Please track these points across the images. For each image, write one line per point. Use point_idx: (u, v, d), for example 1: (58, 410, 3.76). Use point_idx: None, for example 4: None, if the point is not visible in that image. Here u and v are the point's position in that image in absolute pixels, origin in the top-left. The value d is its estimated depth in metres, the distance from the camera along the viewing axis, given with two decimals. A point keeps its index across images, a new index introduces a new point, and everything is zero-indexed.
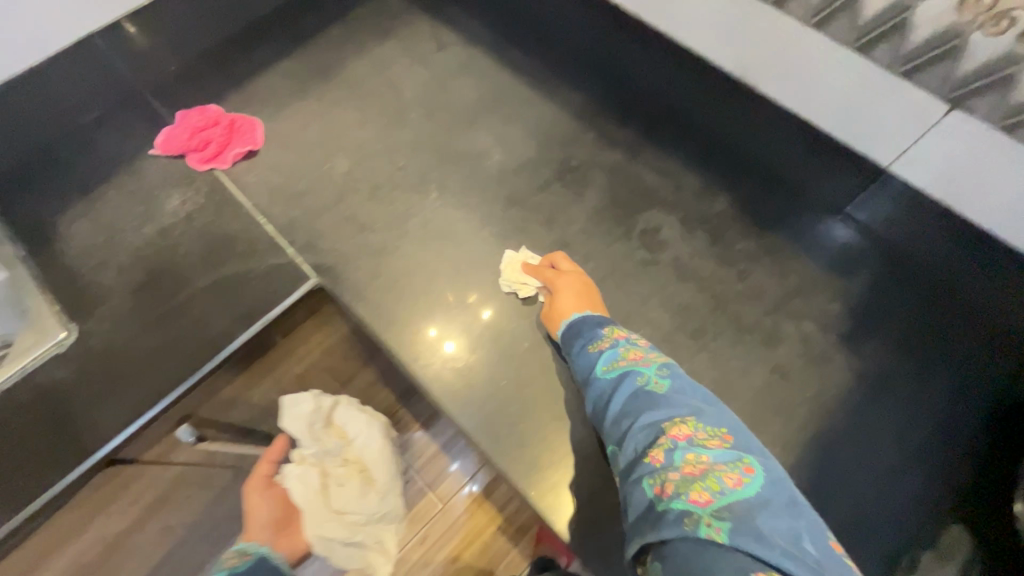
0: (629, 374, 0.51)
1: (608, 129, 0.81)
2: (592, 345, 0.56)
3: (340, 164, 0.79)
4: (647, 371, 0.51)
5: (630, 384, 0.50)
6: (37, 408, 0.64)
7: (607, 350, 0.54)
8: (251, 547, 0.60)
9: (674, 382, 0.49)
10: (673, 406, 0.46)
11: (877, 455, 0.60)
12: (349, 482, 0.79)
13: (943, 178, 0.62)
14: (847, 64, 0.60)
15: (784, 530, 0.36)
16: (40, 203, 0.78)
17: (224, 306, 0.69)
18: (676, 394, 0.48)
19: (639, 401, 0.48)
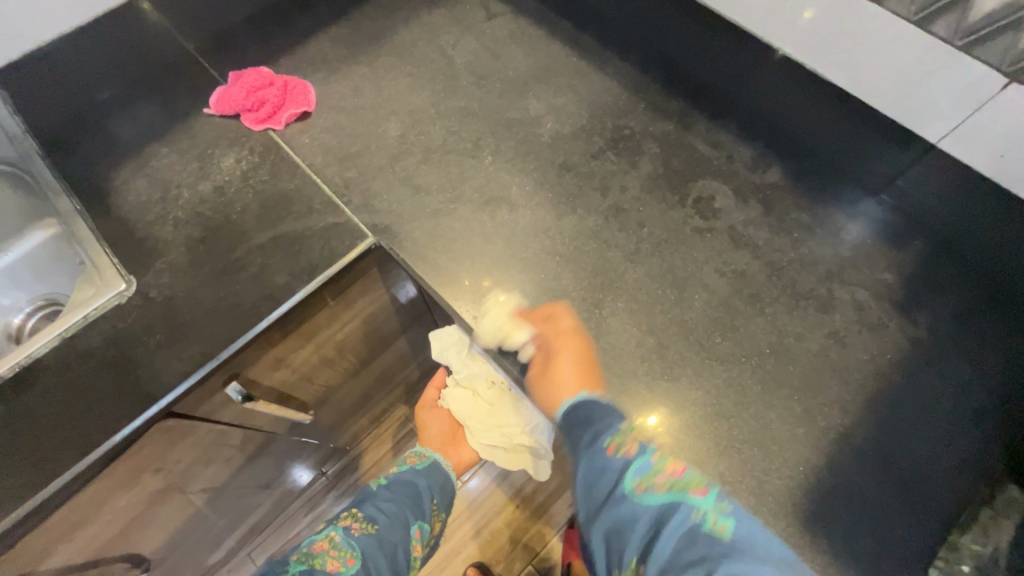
0: (674, 502, 0.47)
1: (659, 99, 0.81)
2: (616, 450, 0.52)
3: (394, 129, 0.80)
4: (701, 503, 0.46)
5: (678, 516, 0.46)
6: (103, 355, 0.65)
7: (636, 460, 0.51)
8: (426, 452, 0.79)
9: (736, 523, 0.45)
10: (744, 559, 0.43)
11: (931, 419, 0.61)
12: (497, 405, 0.76)
13: (992, 155, 0.60)
14: (901, 40, 0.59)
15: None
16: (92, 157, 0.79)
17: (283, 261, 0.69)
18: (738, 539, 0.44)
19: (691, 541, 0.44)
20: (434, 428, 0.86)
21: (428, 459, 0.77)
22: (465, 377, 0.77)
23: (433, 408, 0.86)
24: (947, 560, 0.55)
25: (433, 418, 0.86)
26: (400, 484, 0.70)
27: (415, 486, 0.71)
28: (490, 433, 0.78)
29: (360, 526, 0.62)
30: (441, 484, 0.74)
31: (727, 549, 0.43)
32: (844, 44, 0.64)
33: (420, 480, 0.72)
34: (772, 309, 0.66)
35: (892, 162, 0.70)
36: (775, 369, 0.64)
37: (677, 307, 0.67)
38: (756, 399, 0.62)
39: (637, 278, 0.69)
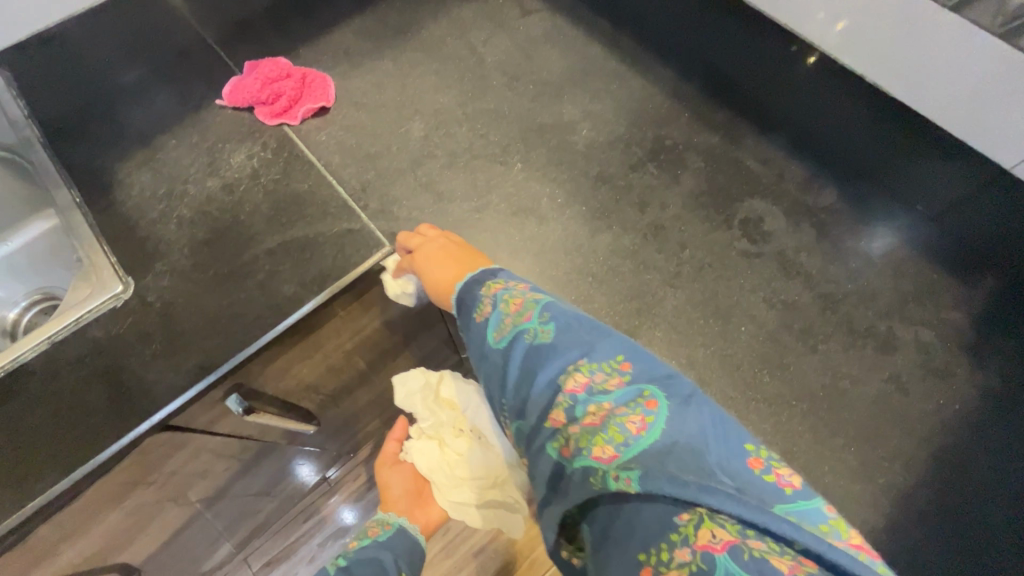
0: (518, 336, 0.38)
1: (703, 109, 0.75)
2: (475, 308, 0.41)
3: (417, 129, 0.74)
4: (529, 323, 0.38)
5: (519, 350, 0.37)
6: (94, 363, 0.60)
7: (489, 315, 0.40)
8: (390, 517, 0.63)
9: (560, 323, 0.37)
10: (563, 353, 0.36)
11: (1009, 479, 0.54)
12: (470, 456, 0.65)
13: None
14: (975, 53, 0.51)
15: (695, 458, 0.29)
16: (95, 147, 0.74)
17: (293, 269, 0.64)
18: (571, 340, 0.36)
19: (523, 362, 0.37)
20: (397, 490, 0.67)
21: (392, 527, 0.62)
22: (430, 425, 0.65)
23: (396, 464, 0.69)
24: None
25: (394, 477, 0.69)
26: (363, 559, 0.53)
27: (379, 560, 0.54)
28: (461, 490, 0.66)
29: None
30: (409, 549, 0.59)
31: (557, 359, 0.35)
32: (899, 54, 0.57)
33: (385, 551, 0.56)
34: (826, 346, 0.60)
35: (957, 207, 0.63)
36: (828, 415, 0.57)
37: (721, 339, 0.61)
38: (807, 448, 0.56)
39: (677, 304, 0.62)
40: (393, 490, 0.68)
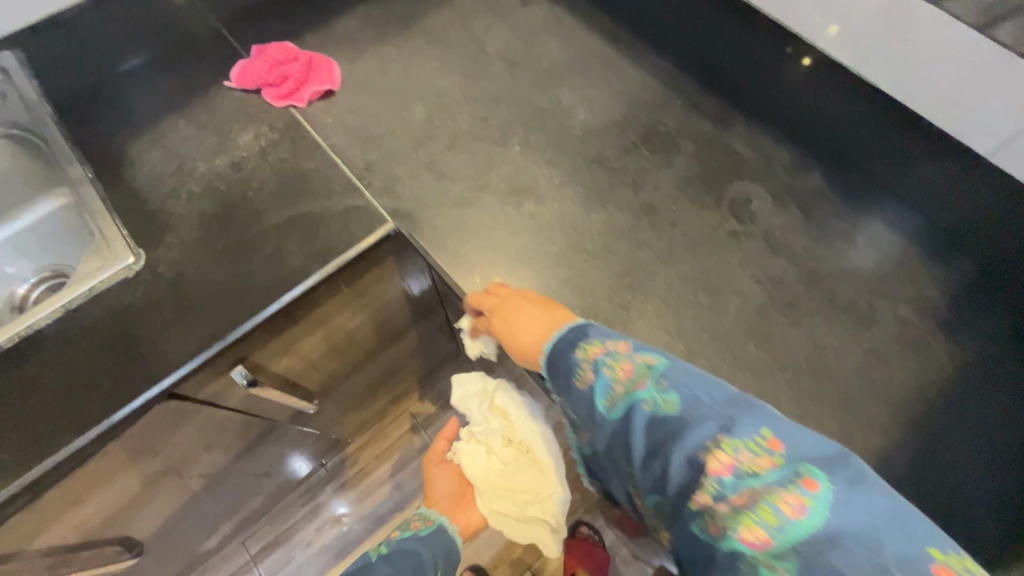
0: (633, 405, 0.46)
1: (696, 97, 0.78)
2: (577, 376, 0.50)
3: (420, 112, 0.76)
4: (647, 393, 0.46)
5: (641, 419, 0.46)
6: (106, 330, 0.62)
7: (595, 382, 0.49)
8: (432, 514, 0.75)
9: (682, 395, 0.45)
10: (693, 428, 0.43)
11: (981, 445, 0.57)
12: (514, 463, 0.76)
13: None
14: (951, 47, 0.55)
15: (864, 563, 0.34)
16: (107, 126, 0.76)
17: (301, 243, 0.67)
18: (690, 410, 0.44)
19: (651, 437, 0.45)
20: (441, 486, 0.81)
21: (434, 523, 0.73)
22: (481, 431, 0.78)
23: (442, 462, 0.83)
24: None
25: (441, 475, 0.82)
26: (401, 555, 0.65)
27: (418, 556, 0.66)
28: (500, 496, 0.76)
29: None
30: (448, 551, 0.70)
31: (683, 429, 0.43)
32: (885, 48, 0.61)
33: (424, 548, 0.67)
34: (810, 320, 0.63)
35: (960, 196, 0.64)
36: (811, 384, 0.60)
37: (710, 313, 0.63)
38: (790, 415, 0.58)
39: (667, 280, 0.65)
40: (437, 485, 0.81)
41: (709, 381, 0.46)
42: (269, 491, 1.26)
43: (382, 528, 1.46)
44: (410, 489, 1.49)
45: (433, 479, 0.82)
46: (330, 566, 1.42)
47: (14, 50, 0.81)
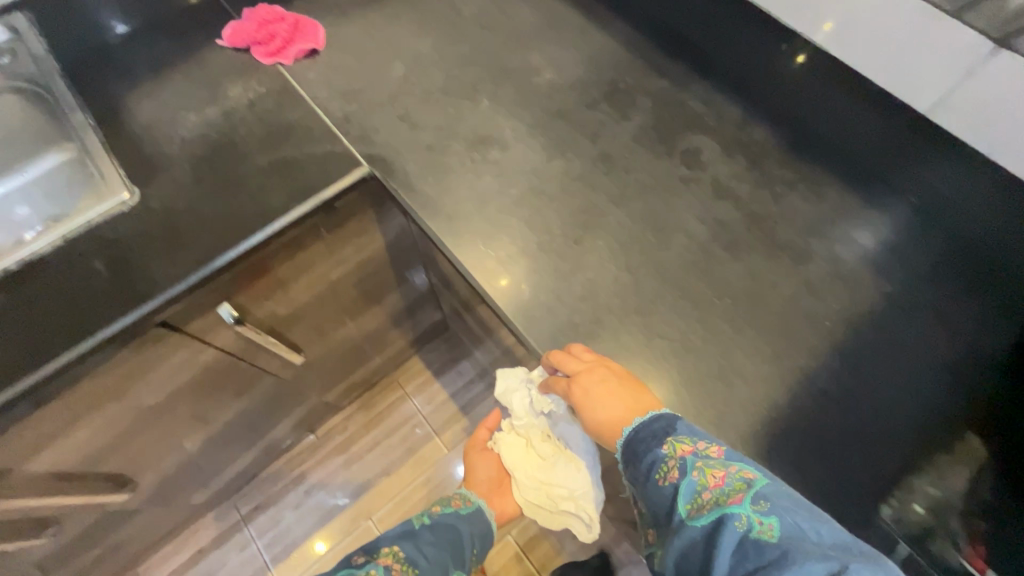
0: (721, 515, 0.45)
1: (657, 58, 0.83)
2: (661, 474, 0.51)
3: (397, 70, 0.82)
4: (742, 510, 0.45)
5: (727, 532, 0.44)
6: (102, 256, 0.69)
7: (680, 482, 0.49)
8: (471, 496, 0.88)
9: (783, 522, 0.43)
10: (795, 560, 0.40)
11: (903, 368, 0.62)
12: (551, 459, 0.83)
13: (979, 128, 0.60)
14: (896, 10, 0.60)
15: None
16: (106, 79, 0.83)
17: (282, 184, 0.73)
18: (790, 540, 0.42)
19: (739, 554, 0.42)
20: (481, 473, 0.92)
21: (473, 503, 0.87)
22: (523, 425, 0.85)
23: (482, 451, 0.95)
24: (902, 500, 0.55)
25: (481, 461, 0.94)
26: (443, 528, 0.77)
27: (457, 532, 0.78)
28: (533, 487, 0.85)
29: (400, 567, 0.65)
30: (482, 532, 0.83)
31: (780, 558, 0.40)
32: (845, 22, 0.65)
33: (463, 526, 0.80)
34: (749, 256, 0.68)
35: (916, 153, 0.67)
36: (746, 311, 0.64)
37: (655, 249, 0.68)
38: (725, 338, 0.63)
39: (619, 220, 0.70)
40: (478, 471, 0.92)
41: (820, 523, 0.44)
42: (258, 448, 1.32)
43: (368, 492, 1.51)
44: (396, 455, 1.54)
45: (473, 465, 0.94)
46: (317, 526, 1.47)
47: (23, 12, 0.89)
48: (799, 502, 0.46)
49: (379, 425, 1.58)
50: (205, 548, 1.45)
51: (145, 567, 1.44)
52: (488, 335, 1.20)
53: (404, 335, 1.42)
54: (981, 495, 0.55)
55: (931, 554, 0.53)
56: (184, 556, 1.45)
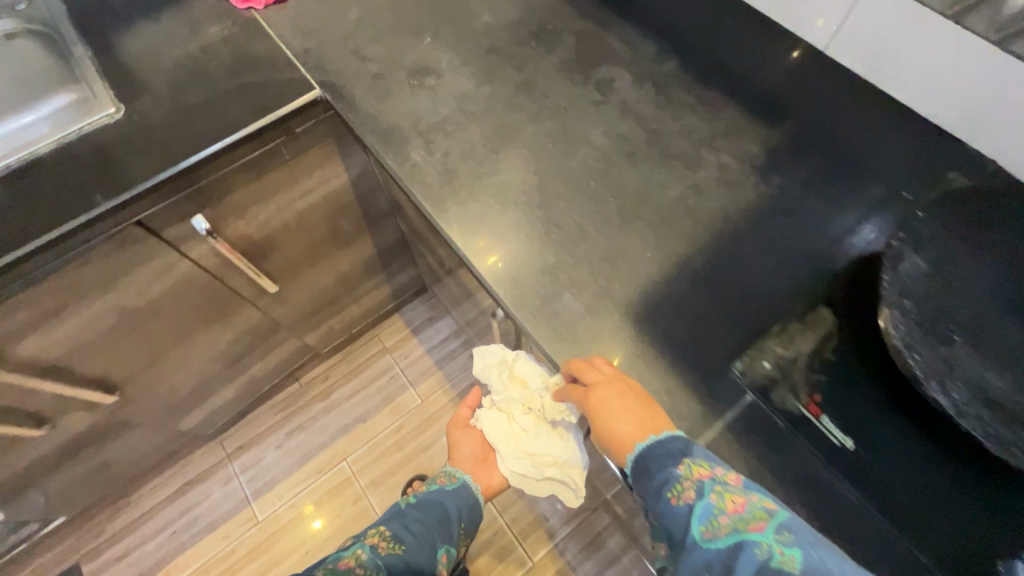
0: (741, 543, 0.44)
1: (584, 3, 0.93)
2: (677, 496, 0.50)
3: (353, 13, 0.93)
4: (764, 538, 0.44)
5: (746, 558, 0.43)
6: (90, 156, 0.83)
7: (695, 503, 0.49)
8: (456, 472, 0.84)
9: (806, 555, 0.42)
10: None
11: (772, 254, 0.69)
12: (533, 430, 0.76)
13: (865, 58, 0.79)
14: None
15: None
16: (104, 20, 0.96)
17: (245, 104, 0.86)
18: (813, 574, 0.41)
19: None
20: (466, 448, 0.88)
21: (458, 480, 0.83)
22: (502, 398, 0.78)
23: (464, 427, 0.91)
24: (752, 359, 0.62)
25: (466, 437, 0.90)
26: (428, 507, 0.76)
27: (443, 510, 0.77)
28: (518, 460, 0.76)
29: (388, 545, 0.67)
30: (470, 508, 0.80)
31: None
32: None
33: (449, 504, 0.78)
34: (644, 163, 0.77)
35: (805, 79, 0.83)
36: (634, 206, 0.73)
37: (562, 156, 0.78)
38: (613, 227, 0.72)
39: (533, 133, 0.80)
40: (461, 448, 0.89)
41: (841, 560, 0.43)
42: (242, 381, 1.43)
43: (344, 436, 1.60)
44: (373, 404, 1.64)
45: (458, 443, 0.90)
46: (295, 466, 1.57)
47: None
48: (823, 542, 0.45)
49: (358, 375, 1.68)
50: (191, 481, 1.56)
51: (136, 496, 1.55)
52: (451, 277, 1.29)
53: (380, 285, 1.52)
54: (825, 353, 0.61)
55: (773, 400, 0.59)
56: (173, 486, 1.56)
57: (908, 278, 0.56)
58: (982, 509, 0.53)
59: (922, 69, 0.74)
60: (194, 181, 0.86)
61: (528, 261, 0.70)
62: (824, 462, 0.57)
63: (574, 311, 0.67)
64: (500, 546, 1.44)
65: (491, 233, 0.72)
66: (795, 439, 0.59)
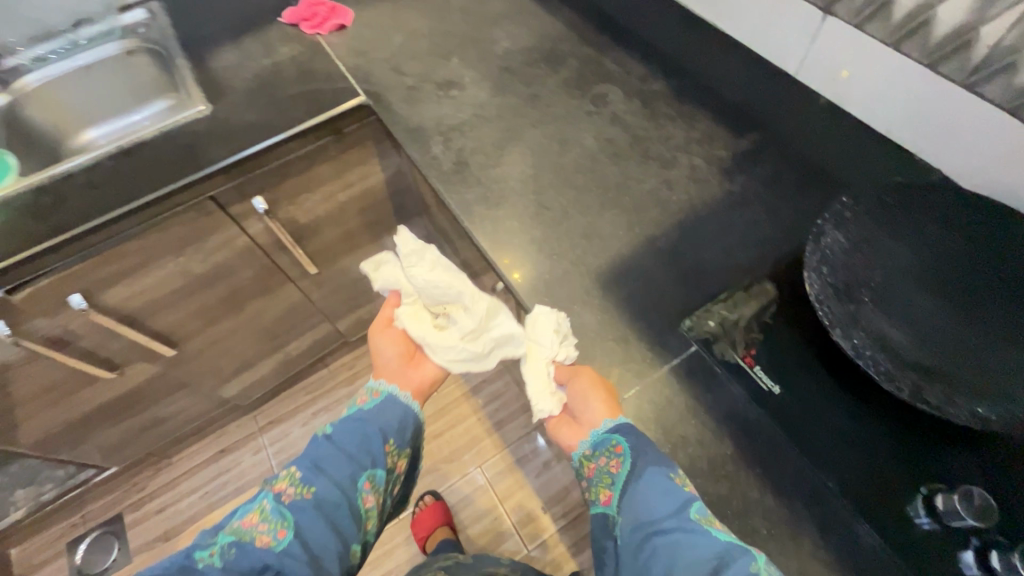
0: (735, 546, 0.55)
1: (590, 34, 1.09)
2: (682, 485, 0.60)
3: (398, 39, 1.13)
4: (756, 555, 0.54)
5: (742, 561, 0.54)
6: (181, 141, 1.04)
7: (696, 499, 0.59)
8: (380, 387, 0.81)
9: None
10: None
11: (729, 238, 0.81)
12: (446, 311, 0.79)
13: (830, 83, 0.90)
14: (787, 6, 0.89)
15: None
16: (202, 39, 1.20)
17: (305, 107, 1.06)
18: None
19: None
20: (388, 352, 0.83)
21: (380, 395, 0.80)
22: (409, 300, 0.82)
23: (385, 331, 0.84)
24: (700, 317, 0.72)
25: (386, 341, 0.84)
26: (344, 437, 0.76)
27: (363, 432, 0.76)
28: (452, 346, 0.78)
29: (294, 491, 0.71)
30: (394, 417, 0.79)
31: None
32: (774, 32, 0.94)
33: (369, 424, 0.77)
34: (625, 162, 0.90)
35: (775, 98, 0.95)
36: (612, 195, 0.87)
37: (557, 154, 0.92)
38: (593, 212, 0.85)
39: (534, 135, 0.95)
40: (383, 352, 0.84)
41: None
42: (278, 358, 1.61)
43: None
44: None
45: (377, 349, 0.84)
46: None
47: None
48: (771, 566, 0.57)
49: None
50: (225, 448, 1.72)
51: (177, 458, 1.72)
52: None
53: None
54: (764, 318, 0.71)
55: (713, 351, 0.69)
56: (209, 451, 1.72)
57: (829, 251, 0.66)
58: (883, 448, 0.61)
59: (876, 90, 0.84)
60: (255, 168, 1.05)
61: (519, 235, 0.84)
62: (753, 404, 0.66)
63: (553, 275, 0.79)
64: (499, 532, 1.52)
65: (491, 212, 0.87)
66: (731, 385, 0.68)
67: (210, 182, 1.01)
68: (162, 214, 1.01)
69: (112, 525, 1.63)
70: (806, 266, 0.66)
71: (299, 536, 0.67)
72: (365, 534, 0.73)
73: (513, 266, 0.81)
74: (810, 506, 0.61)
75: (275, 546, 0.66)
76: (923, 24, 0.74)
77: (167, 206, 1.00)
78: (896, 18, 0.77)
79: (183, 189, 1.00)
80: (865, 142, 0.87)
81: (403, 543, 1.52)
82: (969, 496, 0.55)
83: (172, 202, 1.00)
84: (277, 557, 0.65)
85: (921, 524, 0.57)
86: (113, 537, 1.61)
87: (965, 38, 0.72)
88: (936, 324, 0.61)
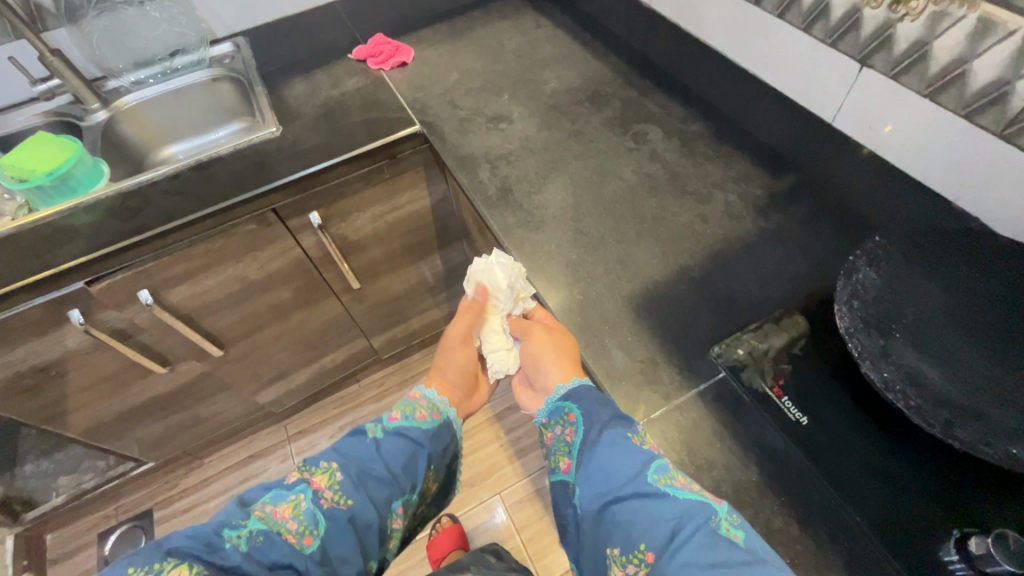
0: (696, 503, 0.58)
1: (633, 79, 1.17)
2: (640, 445, 0.64)
3: (454, 76, 1.23)
4: (718, 511, 0.57)
5: (703, 516, 0.57)
6: (251, 158, 1.15)
7: (656, 459, 0.63)
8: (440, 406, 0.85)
9: (744, 532, 0.56)
10: (757, 561, 0.53)
11: (762, 271, 0.83)
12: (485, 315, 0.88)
13: (864, 129, 0.92)
14: (822, 55, 0.93)
15: None
16: (279, 70, 1.33)
17: (364, 132, 1.15)
18: (750, 547, 0.54)
19: (708, 538, 0.55)
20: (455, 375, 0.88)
21: (440, 418, 0.84)
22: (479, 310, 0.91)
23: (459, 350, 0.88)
24: (730, 344, 0.74)
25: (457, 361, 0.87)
26: (391, 453, 0.77)
27: (416, 450, 0.79)
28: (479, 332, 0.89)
29: (332, 497, 0.71)
30: (444, 443, 0.83)
31: (751, 560, 0.53)
32: (814, 80, 0.97)
33: (425, 445, 0.80)
34: (662, 195, 0.94)
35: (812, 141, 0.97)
36: (647, 226, 0.91)
37: (597, 185, 0.97)
38: (628, 239, 0.89)
39: (576, 167, 1.01)
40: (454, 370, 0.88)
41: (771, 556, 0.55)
42: (314, 369, 1.67)
43: None
44: None
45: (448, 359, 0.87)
46: None
47: (243, 36, 1.43)
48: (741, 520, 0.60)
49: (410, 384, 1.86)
50: (254, 455, 1.78)
51: (208, 460, 1.78)
52: None
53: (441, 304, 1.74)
54: (795, 349, 0.72)
55: (742, 378, 0.70)
56: (239, 456, 1.78)
57: (860, 285, 0.68)
58: (914, 487, 0.61)
59: (917, 139, 0.85)
60: (314, 185, 1.14)
61: (556, 256, 0.88)
62: (781, 434, 0.66)
63: (586, 296, 0.83)
64: None
65: (530, 234, 0.92)
66: (758, 411, 0.68)
67: (272, 196, 1.11)
68: (224, 222, 1.10)
69: (142, 520, 1.68)
70: (839, 300, 0.67)
71: (324, 547, 0.68)
72: (382, 552, 0.75)
73: (546, 284, 0.85)
74: (836, 540, 0.60)
75: (302, 551, 0.66)
76: (959, 77, 0.77)
77: (229, 215, 1.09)
78: (932, 70, 0.79)
79: (247, 201, 1.09)
80: (903, 188, 0.88)
81: (417, 565, 1.51)
82: (1004, 540, 0.53)
83: (235, 212, 1.09)
84: (301, 559, 0.65)
85: (952, 566, 0.56)
86: (139, 531, 1.67)
87: (1000, 91, 0.74)
88: (971, 363, 0.61)
